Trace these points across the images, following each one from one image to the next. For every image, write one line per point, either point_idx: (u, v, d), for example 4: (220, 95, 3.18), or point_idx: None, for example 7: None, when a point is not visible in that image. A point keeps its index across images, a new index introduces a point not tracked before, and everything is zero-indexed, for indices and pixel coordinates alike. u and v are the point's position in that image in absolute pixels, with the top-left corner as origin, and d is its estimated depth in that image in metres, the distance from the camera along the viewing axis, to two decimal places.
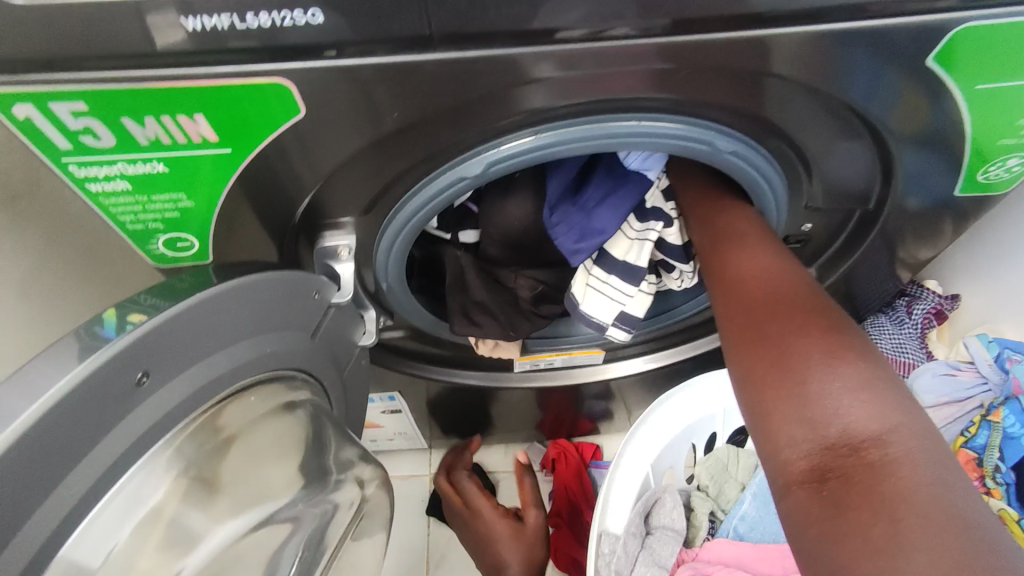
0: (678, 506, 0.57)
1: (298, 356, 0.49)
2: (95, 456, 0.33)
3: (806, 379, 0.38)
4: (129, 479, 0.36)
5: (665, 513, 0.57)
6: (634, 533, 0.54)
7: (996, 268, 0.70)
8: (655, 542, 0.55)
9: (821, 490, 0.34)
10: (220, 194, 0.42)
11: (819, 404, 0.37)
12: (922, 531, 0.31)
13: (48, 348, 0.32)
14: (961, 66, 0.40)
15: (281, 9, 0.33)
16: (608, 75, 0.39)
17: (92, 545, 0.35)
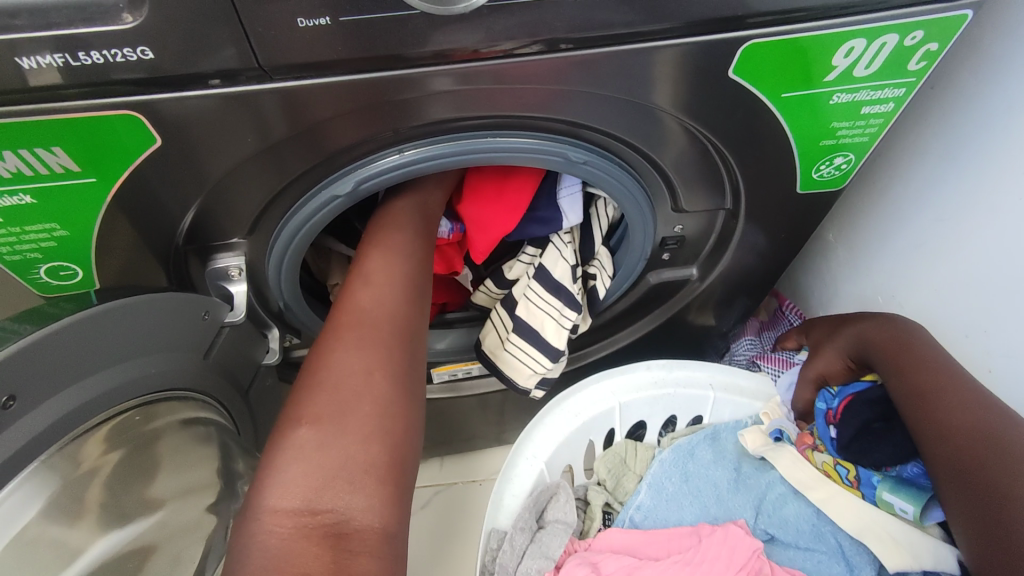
0: (570, 500, 0.60)
1: (189, 373, 0.51)
2: None
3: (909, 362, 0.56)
4: (2, 498, 0.38)
5: (557, 511, 0.59)
6: (522, 529, 0.58)
7: (863, 259, 0.76)
8: (545, 536, 0.58)
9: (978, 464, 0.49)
10: (94, 224, 0.44)
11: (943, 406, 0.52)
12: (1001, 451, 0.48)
13: None
14: (770, 81, 0.43)
15: (114, 46, 0.34)
16: (448, 95, 0.42)
17: None
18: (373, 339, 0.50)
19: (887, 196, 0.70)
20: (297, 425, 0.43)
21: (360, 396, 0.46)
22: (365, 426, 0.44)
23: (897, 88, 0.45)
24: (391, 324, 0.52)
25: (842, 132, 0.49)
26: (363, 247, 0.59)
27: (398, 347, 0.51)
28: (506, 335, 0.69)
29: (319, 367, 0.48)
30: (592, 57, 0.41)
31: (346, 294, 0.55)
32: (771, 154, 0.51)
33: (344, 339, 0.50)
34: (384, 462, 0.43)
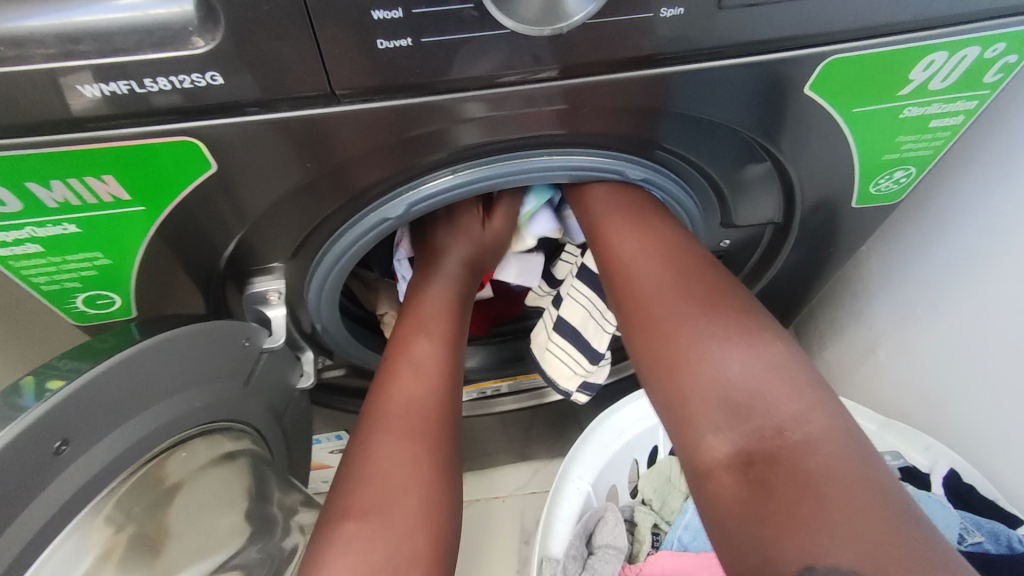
0: (620, 523, 0.58)
1: (230, 405, 0.49)
2: (14, 529, 0.33)
3: (709, 355, 0.39)
4: (55, 548, 0.36)
5: (608, 535, 0.57)
6: (574, 556, 0.56)
7: (909, 269, 0.75)
8: (596, 563, 0.56)
9: (745, 473, 0.35)
10: (138, 252, 0.42)
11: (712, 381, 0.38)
12: (843, 499, 0.32)
13: None
14: (842, 94, 0.42)
15: (178, 73, 0.33)
16: (514, 117, 0.41)
17: None
18: (408, 434, 0.49)
19: (939, 205, 0.69)
20: (346, 516, 0.45)
21: (403, 487, 0.46)
22: (418, 523, 0.45)
23: (969, 101, 0.43)
24: (429, 418, 0.51)
25: (906, 146, 0.47)
26: (404, 330, 0.57)
27: (436, 446, 0.49)
28: (547, 336, 0.69)
29: (365, 454, 0.48)
30: (667, 75, 0.39)
31: (377, 390, 0.53)
32: (833, 170, 0.49)
33: (391, 409, 0.51)
34: (428, 561, 0.44)
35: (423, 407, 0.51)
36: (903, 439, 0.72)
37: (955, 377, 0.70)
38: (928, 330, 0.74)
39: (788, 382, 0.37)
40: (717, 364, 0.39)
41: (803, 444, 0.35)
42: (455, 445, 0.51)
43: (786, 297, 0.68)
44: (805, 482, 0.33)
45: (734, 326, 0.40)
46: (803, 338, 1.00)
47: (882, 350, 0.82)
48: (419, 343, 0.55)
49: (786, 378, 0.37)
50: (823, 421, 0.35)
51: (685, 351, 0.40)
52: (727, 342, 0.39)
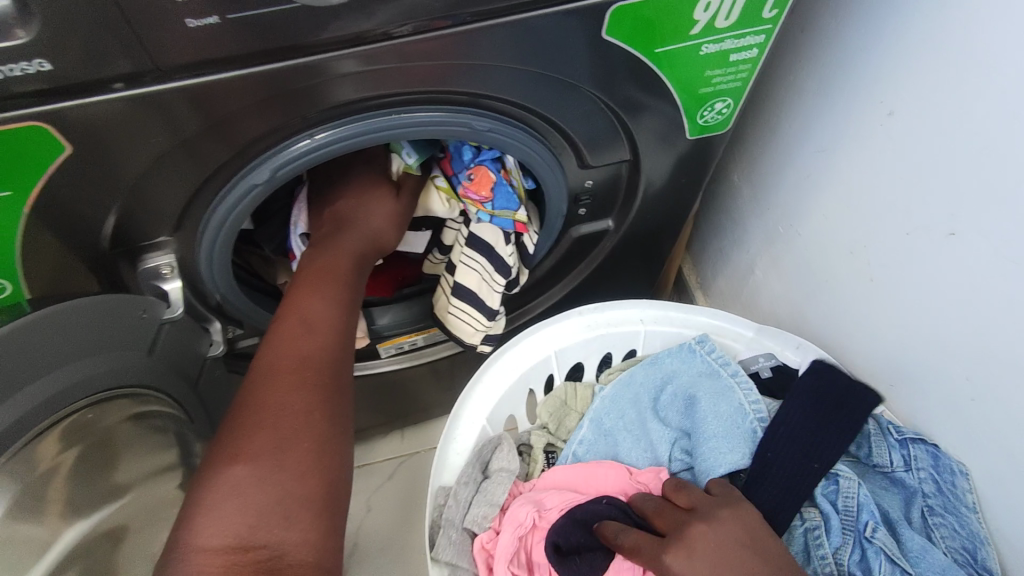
0: (513, 450, 0.66)
1: (139, 372, 0.54)
2: None
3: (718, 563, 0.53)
4: None
5: (501, 460, 0.66)
6: (466, 482, 0.63)
7: (771, 192, 0.83)
8: (490, 485, 0.64)
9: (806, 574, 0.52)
10: (19, 234, 0.46)
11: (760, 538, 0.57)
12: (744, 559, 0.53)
13: None
14: (643, 37, 0.48)
15: (12, 62, 0.37)
16: (348, 79, 0.45)
17: None
18: (297, 385, 0.53)
19: (787, 132, 0.77)
20: (233, 461, 0.48)
21: (297, 431, 0.51)
22: (311, 461, 0.50)
23: (756, 35, 0.50)
24: (320, 372, 0.55)
25: (717, 80, 0.54)
26: (295, 288, 0.61)
27: (322, 396, 0.54)
28: (446, 298, 0.74)
29: (259, 401, 0.52)
30: (480, 29, 0.44)
31: (265, 347, 0.56)
32: (658, 106, 0.55)
33: (284, 355, 0.55)
34: (318, 498, 0.49)
35: (318, 361, 0.56)
36: (776, 341, 0.74)
37: (814, 286, 0.79)
38: (791, 246, 0.82)
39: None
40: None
41: None
42: (339, 393, 0.55)
43: (657, 226, 0.75)
44: None
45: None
46: (701, 268, 1.08)
47: (759, 271, 0.90)
48: (313, 299, 0.59)
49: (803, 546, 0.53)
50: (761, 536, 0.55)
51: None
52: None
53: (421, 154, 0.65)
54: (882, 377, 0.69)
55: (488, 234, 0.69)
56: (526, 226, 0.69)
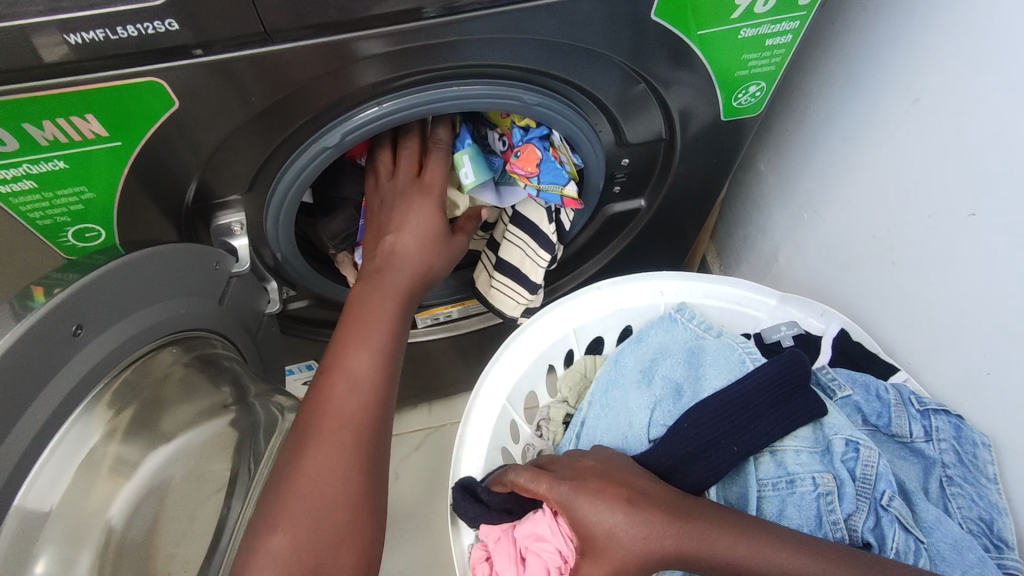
0: None
1: (209, 318, 0.59)
2: (42, 399, 0.42)
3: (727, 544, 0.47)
4: (69, 427, 0.45)
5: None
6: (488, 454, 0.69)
7: (798, 180, 0.87)
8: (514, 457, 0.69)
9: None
10: (119, 183, 0.51)
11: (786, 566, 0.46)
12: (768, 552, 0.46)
13: None
14: (688, 20, 0.52)
15: (143, 21, 0.41)
16: (419, 49, 0.50)
17: (44, 487, 0.44)
18: (338, 446, 0.54)
19: (817, 121, 0.80)
20: (272, 533, 0.50)
21: (330, 504, 0.51)
22: (339, 529, 0.51)
23: (792, 21, 0.54)
24: (359, 432, 0.55)
25: (752, 63, 0.58)
26: (340, 341, 0.60)
27: (359, 458, 0.54)
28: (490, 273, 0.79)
29: (297, 466, 0.53)
30: (542, 7, 0.48)
31: (309, 405, 0.57)
32: (698, 86, 0.59)
33: (325, 416, 0.55)
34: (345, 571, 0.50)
35: (353, 424, 0.55)
36: (800, 308, 0.78)
37: (836, 269, 0.82)
38: (815, 232, 0.85)
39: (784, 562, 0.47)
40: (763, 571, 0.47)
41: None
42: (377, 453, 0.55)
43: (688, 207, 0.79)
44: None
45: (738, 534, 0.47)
46: (726, 256, 1.11)
47: (783, 256, 0.94)
48: (355, 353, 0.59)
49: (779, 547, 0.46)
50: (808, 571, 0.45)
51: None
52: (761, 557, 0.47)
53: (478, 173, 0.66)
54: (901, 355, 0.73)
55: (533, 210, 0.73)
56: (575, 201, 0.69)
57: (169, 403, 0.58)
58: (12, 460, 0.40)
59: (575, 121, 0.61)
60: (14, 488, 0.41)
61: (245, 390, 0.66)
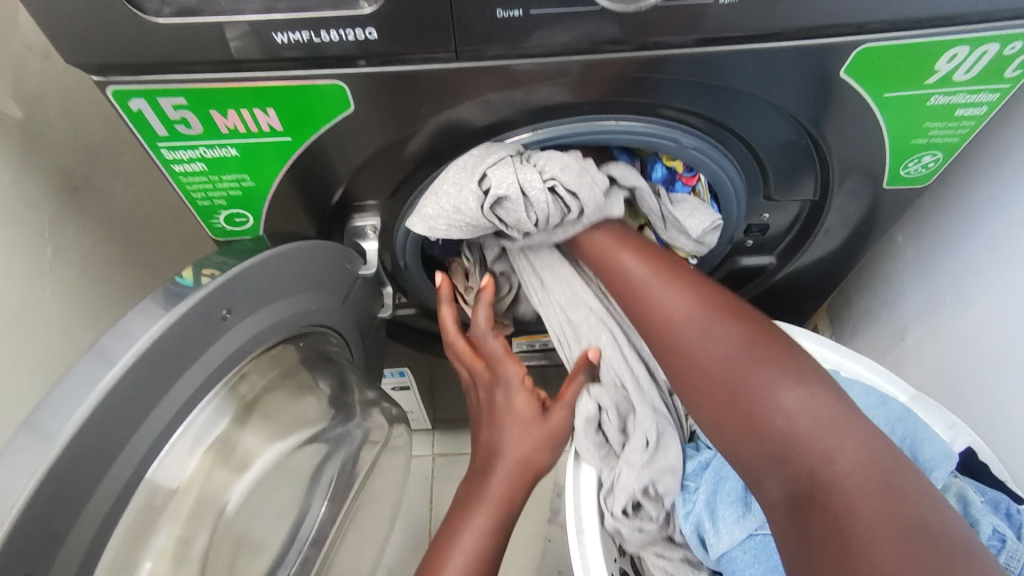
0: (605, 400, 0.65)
1: (331, 316, 0.59)
2: (182, 381, 0.43)
3: (658, 307, 0.53)
4: (198, 413, 0.46)
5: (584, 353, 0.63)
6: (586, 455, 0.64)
7: (944, 259, 0.80)
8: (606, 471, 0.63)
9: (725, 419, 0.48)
10: (276, 175, 0.52)
11: (694, 343, 0.50)
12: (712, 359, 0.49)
13: (143, 301, 0.42)
14: (876, 81, 0.49)
15: (346, 27, 0.42)
16: (597, 80, 0.48)
17: (174, 465, 0.45)
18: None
19: (979, 197, 0.74)
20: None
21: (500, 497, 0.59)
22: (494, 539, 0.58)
23: (991, 93, 0.50)
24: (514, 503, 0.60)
25: (934, 132, 0.53)
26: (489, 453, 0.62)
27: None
28: None
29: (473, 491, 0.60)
30: (726, 53, 0.46)
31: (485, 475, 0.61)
32: (869, 150, 0.55)
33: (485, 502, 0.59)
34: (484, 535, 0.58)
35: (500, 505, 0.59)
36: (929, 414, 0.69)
37: (977, 361, 0.74)
38: (958, 318, 0.78)
39: (826, 414, 0.44)
40: (775, 406, 0.45)
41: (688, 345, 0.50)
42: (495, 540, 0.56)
43: (822, 271, 0.74)
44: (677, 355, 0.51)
45: (773, 364, 0.47)
46: (841, 325, 1.05)
47: (911, 338, 0.87)
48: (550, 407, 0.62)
49: (833, 415, 0.44)
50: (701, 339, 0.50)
51: (746, 385, 0.47)
52: (775, 386, 0.46)
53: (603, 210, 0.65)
54: None
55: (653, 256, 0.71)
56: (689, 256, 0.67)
57: (286, 395, 0.58)
58: (147, 441, 0.42)
59: (724, 169, 0.59)
60: (144, 471, 0.42)
61: (346, 392, 0.66)
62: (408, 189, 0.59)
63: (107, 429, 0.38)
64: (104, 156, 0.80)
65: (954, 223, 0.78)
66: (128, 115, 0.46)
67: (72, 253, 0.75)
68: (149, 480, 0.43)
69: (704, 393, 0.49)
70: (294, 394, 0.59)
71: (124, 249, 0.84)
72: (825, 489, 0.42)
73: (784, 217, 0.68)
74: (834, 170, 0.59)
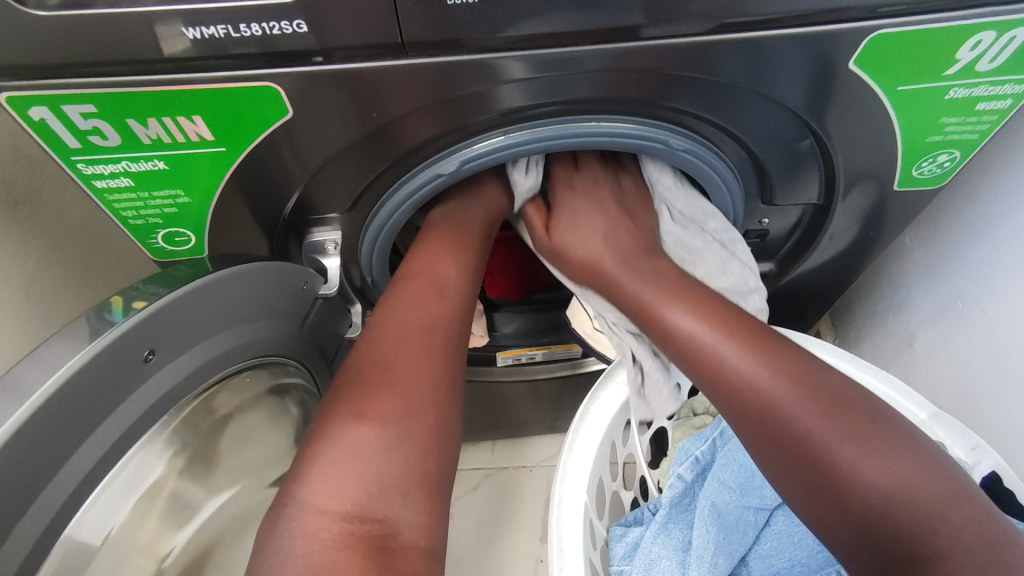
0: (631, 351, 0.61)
1: (288, 343, 0.54)
2: (96, 436, 0.37)
3: (778, 405, 0.45)
4: (118, 471, 0.40)
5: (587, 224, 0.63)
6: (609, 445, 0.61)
7: (952, 260, 0.75)
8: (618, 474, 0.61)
9: (837, 418, 0.44)
10: (216, 190, 0.46)
11: (847, 474, 0.42)
12: (863, 479, 0.42)
13: (48, 343, 0.36)
14: (889, 73, 0.43)
15: (272, 19, 0.36)
16: (571, 77, 0.42)
17: (90, 531, 0.39)
18: (426, 349, 0.50)
19: (990, 194, 0.68)
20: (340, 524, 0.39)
21: (417, 337, 0.50)
22: (412, 377, 0.47)
23: (1016, 85, 0.44)
24: (443, 337, 0.51)
25: (951, 128, 0.48)
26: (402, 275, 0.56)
27: (455, 350, 0.52)
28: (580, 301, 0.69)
29: (389, 312, 0.52)
30: (718, 42, 0.40)
31: (388, 303, 0.53)
32: (878, 147, 0.50)
33: (395, 315, 0.51)
34: (421, 400, 0.46)
35: (423, 330, 0.51)
36: (950, 432, 0.67)
37: (995, 371, 0.69)
38: (971, 325, 0.73)
39: (883, 452, 0.42)
40: (853, 474, 0.42)
41: (821, 443, 0.43)
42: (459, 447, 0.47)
43: (824, 277, 0.69)
44: (804, 440, 0.44)
45: (798, 400, 0.44)
46: (845, 329, 0.99)
47: (920, 344, 0.82)
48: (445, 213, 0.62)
49: (919, 492, 0.41)
50: (855, 452, 0.42)
51: (811, 452, 0.43)
52: (848, 454, 0.42)
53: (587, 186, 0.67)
54: None
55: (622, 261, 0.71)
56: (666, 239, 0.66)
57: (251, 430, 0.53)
58: (50, 510, 0.35)
59: (719, 170, 0.53)
60: (50, 543, 0.36)
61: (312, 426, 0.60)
62: (368, 200, 0.53)
63: (5, 497, 0.32)
64: (50, 168, 0.74)
65: (963, 223, 0.73)
66: (31, 125, 0.40)
67: (14, 274, 0.70)
68: (67, 537, 0.37)
69: (797, 466, 0.44)
70: (256, 431, 0.54)
71: (77, 268, 0.79)
72: (837, 484, 0.42)
73: (783, 223, 0.63)
74: (842, 171, 0.53)
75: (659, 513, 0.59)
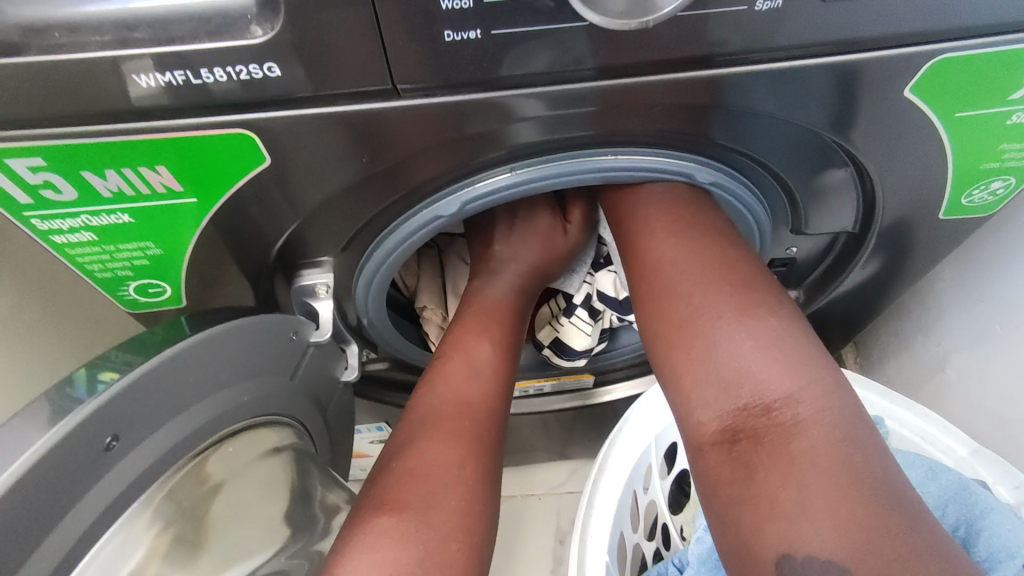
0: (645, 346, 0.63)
1: (276, 400, 0.49)
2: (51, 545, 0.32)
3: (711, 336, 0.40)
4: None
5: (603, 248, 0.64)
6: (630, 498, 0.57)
7: (988, 283, 0.70)
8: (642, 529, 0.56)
9: (729, 450, 0.37)
10: (190, 241, 0.42)
11: (727, 365, 0.39)
12: (819, 481, 0.34)
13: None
14: (947, 98, 0.39)
15: (240, 63, 0.31)
16: (585, 114, 0.38)
17: None
18: (460, 437, 0.45)
19: None
20: (380, 510, 0.41)
21: (459, 417, 0.46)
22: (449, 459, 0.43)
23: None
24: (481, 424, 0.47)
25: (1009, 154, 0.43)
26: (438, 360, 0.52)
27: (492, 431, 0.47)
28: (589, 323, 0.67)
29: (427, 397, 0.48)
30: (753, 73, 0.36)
31: (425, 389, 0.50)
32: (923, 177, 0.45)
33: (435, 399, 0.48)
34: (460, 498, 0.42)
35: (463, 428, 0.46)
36: (994, 470, 0.61)
37: None
38: (1011, 352, 0.68)
39: (790, 362, 0.38)
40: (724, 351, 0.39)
41: (789, 427, 0.36)
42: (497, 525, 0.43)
43: (854, 307, 0.64)
44: (786, 460, 0.35)
45: (733, 304, 0.41)
46: (866, 349, 0.94)
47: (952, 369, 0.77)
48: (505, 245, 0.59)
49: (825, 433, 0.36)
50: (814, 405, 0.37)
51: (695, 342, 0.41)
52: (727, 325, 0.40)
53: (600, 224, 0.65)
54: None
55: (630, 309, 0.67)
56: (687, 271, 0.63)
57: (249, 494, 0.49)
58: None
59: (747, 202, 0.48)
60: None
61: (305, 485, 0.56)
62: (360, 243, 0.49)
63: None
64: None
65: (999, 243, 0.68)
66: None
67: None
68: None
69: (669, 351, 0.42)
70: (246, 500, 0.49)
71: None
72: (757, 446, 0.37)
73: (811, 252, 0.58)
74: (883, 201, 0.48)
75: (686, 572, 0.55)
